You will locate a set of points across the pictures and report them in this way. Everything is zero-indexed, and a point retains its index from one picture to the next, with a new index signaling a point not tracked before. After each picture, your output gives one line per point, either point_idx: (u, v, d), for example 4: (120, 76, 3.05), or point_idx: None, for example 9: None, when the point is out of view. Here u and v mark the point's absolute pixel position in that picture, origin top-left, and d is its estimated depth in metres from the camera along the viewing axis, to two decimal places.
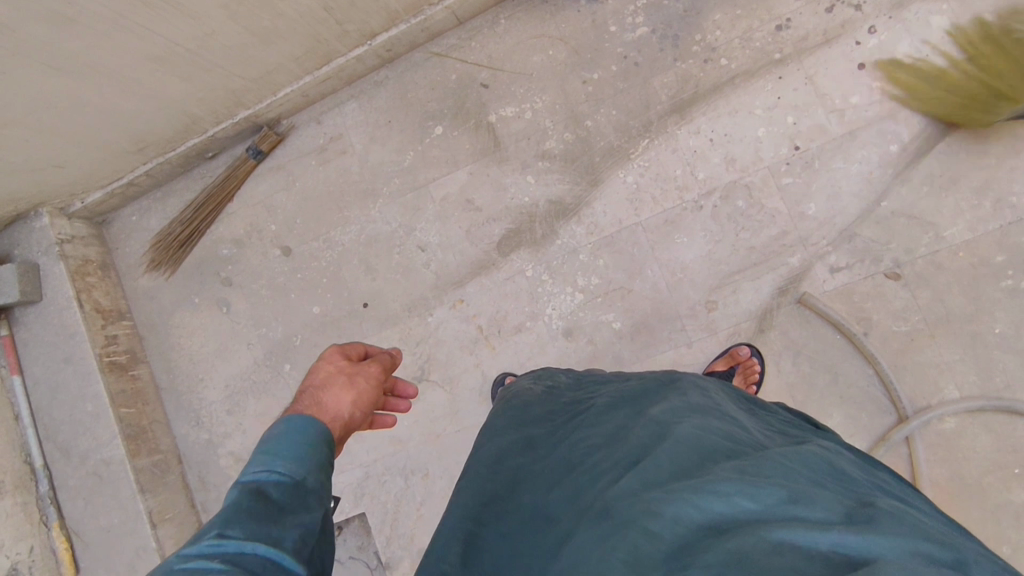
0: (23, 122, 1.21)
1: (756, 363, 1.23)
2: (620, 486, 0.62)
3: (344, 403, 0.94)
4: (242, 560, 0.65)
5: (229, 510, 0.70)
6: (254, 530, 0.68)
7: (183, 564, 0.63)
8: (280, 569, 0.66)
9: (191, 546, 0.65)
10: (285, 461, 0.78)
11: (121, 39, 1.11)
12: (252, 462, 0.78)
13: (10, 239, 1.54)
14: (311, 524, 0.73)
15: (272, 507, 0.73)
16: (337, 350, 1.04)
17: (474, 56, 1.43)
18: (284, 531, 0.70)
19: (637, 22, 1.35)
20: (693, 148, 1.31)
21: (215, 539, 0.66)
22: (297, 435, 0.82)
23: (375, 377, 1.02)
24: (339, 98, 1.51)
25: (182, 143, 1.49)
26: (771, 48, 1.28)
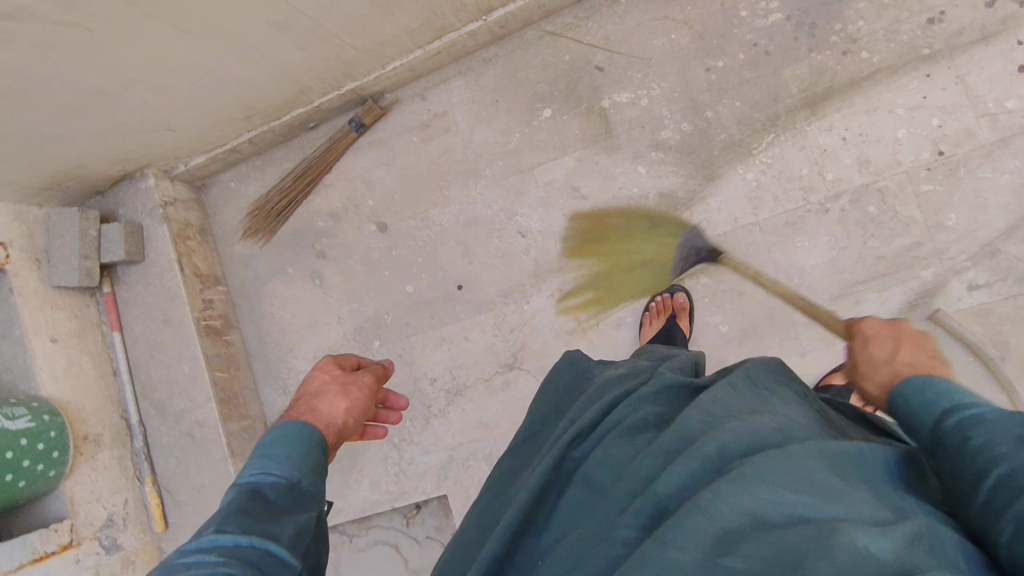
0: (142, 83, 1.21)
1: None
2: (678, 472, 0.61)
3: (337, 409, 0.95)
4: (238, 552, 0.67)
5: (227, 508, 0.73)
6: (251, 525, 0.70)
7: (182, 559, 0.66)
8: (277, 561, 0.69)
9: (189, 542, 0.68)
10: (280, 465, 0.80)
11: (249, 5, 1.09)
12: (250, 465, 0.80)
13: (116, 198, 1.56)
14: (306, 522, 0.75)
15: (267, 505, 0.75)
16: (331, 360, 1.06)
17: (590, 37, 1.37)
18: (279, 526, 0.72)
19: (771, 8, 1.26)
20: (823, 147, 1.24)
21: (212, 535, 0.68)
22: (291, 443, 0.83)
23: (368, 387, 1.02)
24: (446, 74, 1.48)
25: (287, 113, 1.49)
26: (920, 43, 1.19)
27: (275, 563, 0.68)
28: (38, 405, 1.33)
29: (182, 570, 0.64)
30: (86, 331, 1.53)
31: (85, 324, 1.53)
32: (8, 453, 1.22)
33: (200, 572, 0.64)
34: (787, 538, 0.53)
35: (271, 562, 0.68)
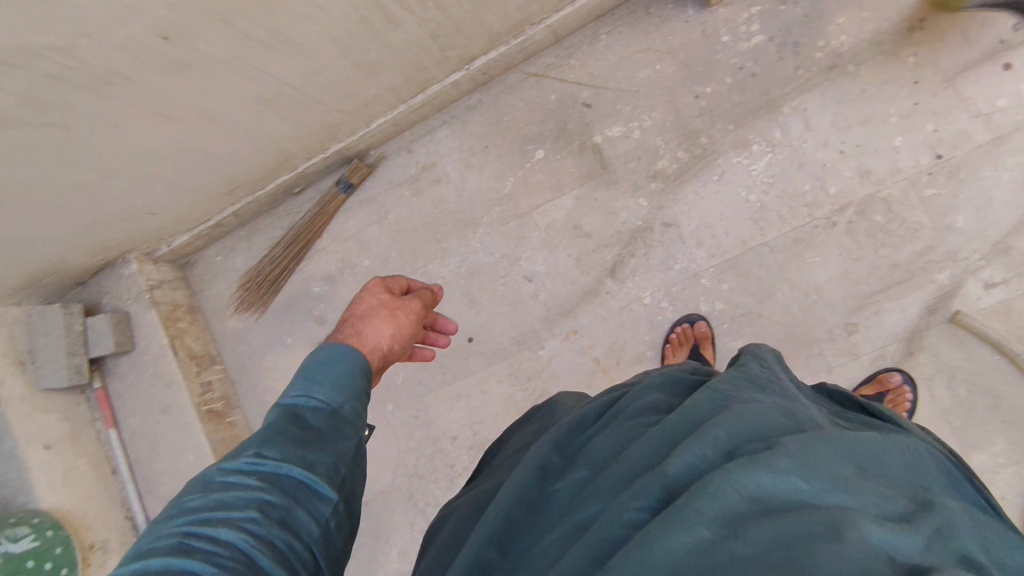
0: (123, 172, 1.16)
1: (907, 392, 1.15)
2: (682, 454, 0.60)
3: (384, 335, 0.99)
4: (277, 480, 0.71)
5: (270, 428, 0.76)
6: (292, 451, 0.73)
7: (223, 477, 0.71)
8: (311, 492, 0.72)
9: (232, 460, 0.73)
10: (322, 388, 0.81)
11: (235, 83, 1.06)
12: (291, 385, 0.81)
13: (99, 287, 1.49)
14: (345, 451, 0.77)
15: (309, 431, 0.77)
16: (379, 283, 1.07)
17: (575, 75, 1.36)
18: (318, 454, 0.74)
19: (752, 30, 1.27)
20: (822, 161, 1.24)
21: (254, 458, 0.72)
22: (337, 364, 0.83)
23: (415, 313, 1.06)
24: (431, 125, 1.45)
25: (271, 181, 1.44)
26: (903, 51, 1.20)
27: (309, 494, 0.72)
28: (39, 521, 1.25)
29: (225, 489, 0.69)
30: (79, 432, 1.44)
31: (76, 424, 1.45)
32: None
33: (238, 494, 0.69)
34: (787, 523, 0.51)
35: (305, 493, 0.72)
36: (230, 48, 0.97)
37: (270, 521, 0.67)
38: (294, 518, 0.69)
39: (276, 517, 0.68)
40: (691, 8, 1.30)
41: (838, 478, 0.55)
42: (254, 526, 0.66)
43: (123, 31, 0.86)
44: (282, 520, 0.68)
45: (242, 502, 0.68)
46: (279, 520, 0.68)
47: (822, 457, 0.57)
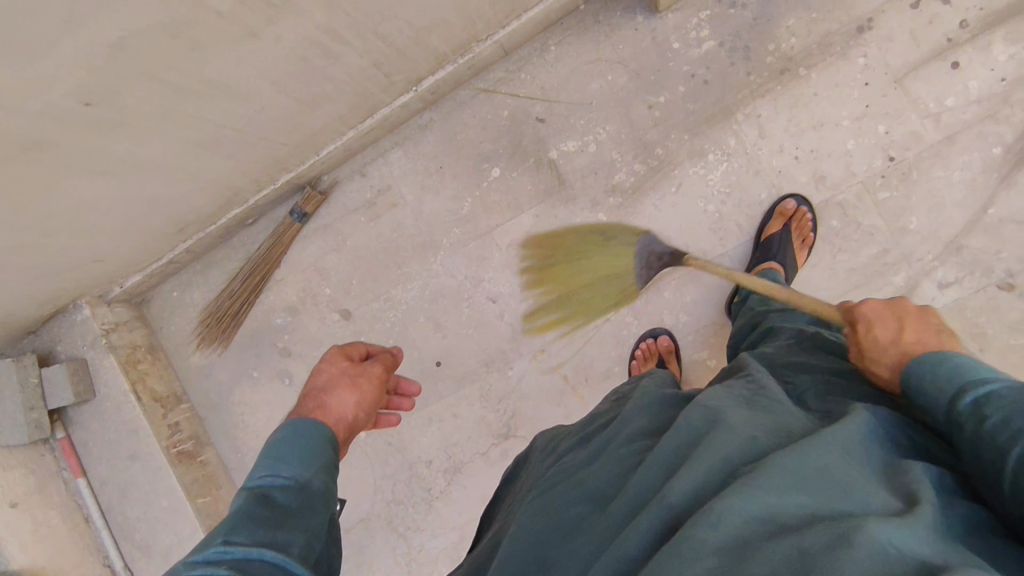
0: (62, 228, 1.11)
1: (806, 212, 1.20)
2: (683, 483, 0.60)
3: (348, 404, 0.98)
4: (249, 565, 0.69)
5: (232, 520, 0.75)
6: (260, 535, 0.73)
7: (188, 572, 0.66)
8: (288, 574, 0.71)
9: (195, 555, 0.69)
10: (291, 466, 0.83)
11: (172, 133, 1.00)
12: (257, 466, 0.83)
13: (51, 334, 1.44)
14: (315, 528, 0.79)
15: (277, 511, 0.78)
16: (338, 351, 1.08)
17: (526, 89, 1.33)
18: (288, 535, 0.75)
19: (703, 36, 1.24)
20: (778, 168, 1.23)
21: (222, 546, 0.70)
22: (302, 440, 0.87)
23: (377, 376, 1.06)
24: (382, 146, 1.41)
25: (222, 216, 1.40)
26: (855, 52, 1.19)
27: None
28: None
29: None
30: (46, 486, 1.41)
31: (43, 477, 1.42)
32: None
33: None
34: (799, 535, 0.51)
35: (282, 574, 0.70)
36: (162, 101, 0.92)
37: None
38: None
39: None
40: (640, 14, 1.27)
41: (835, 480, 0.56)
42: None
43: (41, 100, 0.80)
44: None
45: None
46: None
47: (818, 460, 0.57)
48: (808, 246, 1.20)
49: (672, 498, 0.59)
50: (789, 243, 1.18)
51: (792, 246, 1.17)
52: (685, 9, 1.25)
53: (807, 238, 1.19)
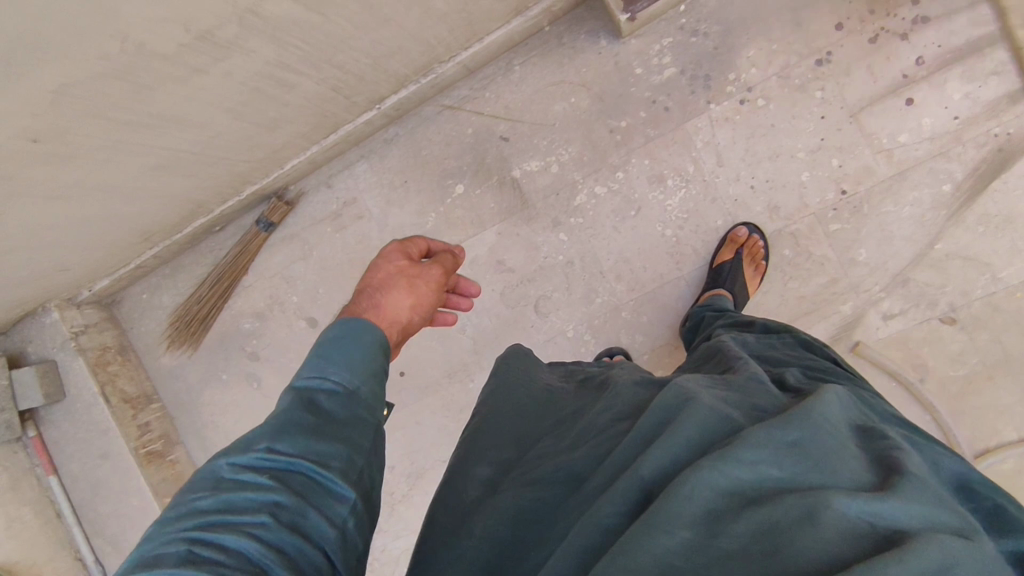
0: (23, 245, 1.12)
1: (758, 240, 1.22)
2: (655, 456, 0.56)
3: (403, 307, 0.91)
4: (289, 478, 0.63)
5: (281, 417, 0.68)
6: (305, 444, 0.66)
7: (232, 475, 0.62)
8: (327, 491, 0.64)
9: (240, 455, 0.64)
10: (338, 368, 0.73)
11: (127, 159, 1.01)
12: (305, 366, 0.74)
13: (21, 336, 1.47)
14: (360, 445, 0.69)
15: (324, 419, 0.69)
16: (396, 248, 1.00)
17: (490, 108, 1.34)
18: (332, 448, 0.67)
19: (664, 63, 1.25)
20: (734, 196, 1.25)
21: (264, 453, 0.64)
22: (355, 342, 0.76)
23: (435, 280, 0.99)
24: (349, 159, 1.42)
25: (188, 225, 1.41)
26: (812, 85, 1.21)
27: (323, 493, 0.64)
28: None
29: (235, 489, 0.61)
30: (18, 482, 1.45)
31: (16, 474, 1.46)
32: None
33: (247, 496, 0.60)
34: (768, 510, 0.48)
35: (319, 492, 0.64)
36: (112, 135, 0.93)
37: (282, 526, 0.59)
38: (308, 521, 0.61)
39: (288, 521, 0.59)
40: (603, 38, 1.27)
41: (805, 453, 0.53)
42: (265, 532, 0.58)
43: None
44: (294, 523, 0.60)
45: (252, 504, 0.59)
46: (291, 523, 0.59)
47: (789, 433, 0.54)
48: (761, 273, 1.22)
49: (643, 472, 0.56)
50: (741, 271, 1.20)
51: (744, 273, 1.19)
52: (648, 35, 1.26)
53: (760, 265, 1.22)
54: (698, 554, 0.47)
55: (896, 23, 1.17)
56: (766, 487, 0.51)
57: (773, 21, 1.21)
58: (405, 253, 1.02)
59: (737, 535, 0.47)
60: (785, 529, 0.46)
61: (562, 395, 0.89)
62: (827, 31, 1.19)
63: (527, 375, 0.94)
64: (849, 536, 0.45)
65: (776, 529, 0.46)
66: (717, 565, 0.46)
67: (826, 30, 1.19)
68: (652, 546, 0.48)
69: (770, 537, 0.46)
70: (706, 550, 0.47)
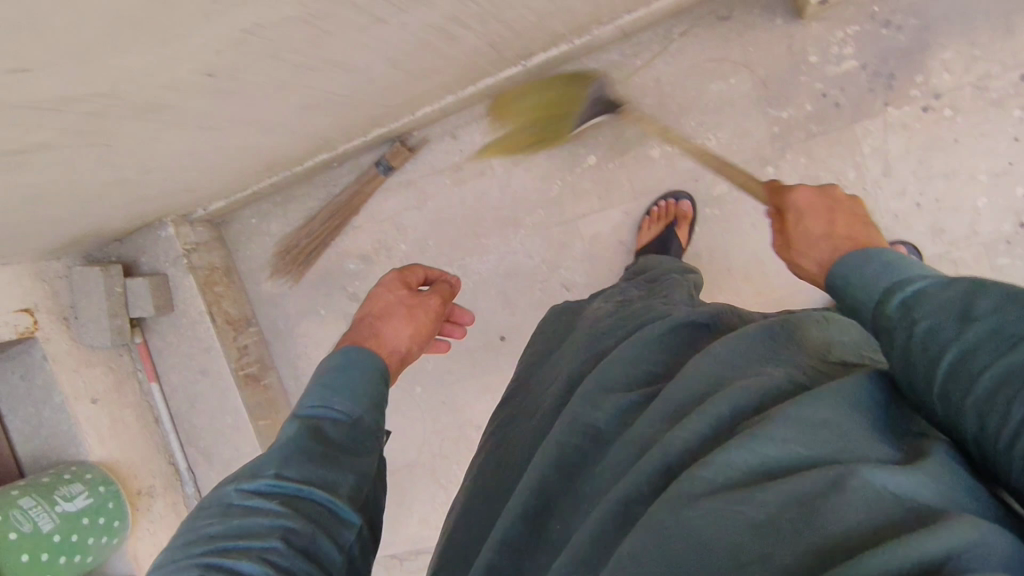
0: (161, 167, 1.10)
1: None
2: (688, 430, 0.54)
3: (401, 337, 1.00)
4: (299, 502, 0.68)
5: (293, 443, 0.73)
6: (313, 471, 0.70)
7: (242, 501, 0.68)
8: (336, 518, 0.69)
9: (250, 482, 0.69)
10: (342, 399, 0.79)
11: (278, 97, 0.97)
12: (310, 395, 0.79)
13: (137, 245, 1.50)
14: (368, 468, 0.75)
15: (331, 447, 0.74)
16: (395, 277, 1.09)
17: (639, 78, 1.25)
18: (339, 474, 0.72)
19: (845, 54, 1.14)
20: (894, 212, 1.16)
21: (273, 480, 0.69)
22: (354, 370, 0.83)
23: (433, 308, 1.07)
24: (478, 112, 1.37)
25: (309, 159, 1.39)
26: (1011, 100, 1.08)
27: (334, 521, 0.68)
28: (92, 476, 1.32)
29: (246, 514, 0.66)
30: (123, 385, 1.51)
31: (121, 376, 1.51)
32: (73, 536, 1.25)
33: (258, 520, 0.65)
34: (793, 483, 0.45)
35: (329, 519, 0.68)
36: (271, 73, 0.88)
37: (294, 551, 0.64)
38: (317, 546, 0.66)
39: (299, 546, 0.64)
40: (780, 17, 1.16)
41: (831, 429, 0.49)
42: (277, 557, 0.63)
43: (170, 74, 0.79)
44: (305, 548, 0.65)
45: (266, 529, 0.65)
46: (303, 549, 0.65)
47: (819, 412, 0.50)
48: None
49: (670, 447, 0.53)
50: None
51: None
52: (832, 20, 1.14)
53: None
54: (727, 520, 0.45)
55: None
56: (798, 464, 0.47)
57: (981, 22, 1.08)
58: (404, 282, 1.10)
59: (765, 502, 0.45)
60: (807, 502, 0.43)
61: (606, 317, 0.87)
62: None
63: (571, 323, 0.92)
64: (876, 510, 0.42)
65: (804, 504, 0.43)
66: (742, 536, 0.44)
67: None
68: (676, 526, 0.47)
69: (799, 511, 0.43)
70: (734, 520, 0.45)
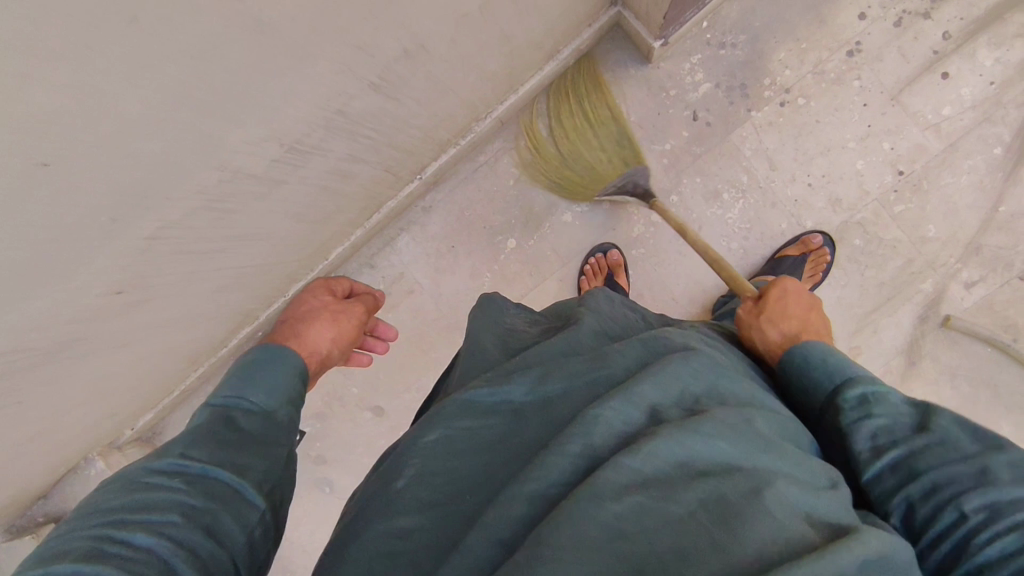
0: (78, 403, 1.01)
1: (827, 252, 1.22)
2: (615, 415, 0.52)
3: (323, 340, 0.98)
4: (204, 483, 0.63)
5: (201, 428, 0.70)
6: (222, 455, 0.67)
7: (144, 478, 0.62)
8: (241, 498, 0.64)
9: (155, 461, 0.65)
10: (258, 391, 0.75)
11: (193, 289, 0.93)
12: (225, 385, 0.76)
13: (63, 495, 1.32)
14: (278, 458, 0.71)
15: (242, 433, 0.70)
16: (322, 286, 1.10)
17: (529, 156, 1.31)
18: (251, 458, 0.68)
19: (698, 80, 1.26)
20: (794, 197, 1.25)
21: (179, 459, 0.64)
22: (272, 367, 0.79)
23: (356, 317, 1.07)
24: (388, 235, 1.36)
25: (233, 338, 1.32)
26: (847, 75, 1.22)
27: (238, 501, 0.64)
28: None
29: (145, 489, 0.61)
30: None
31: None
32: None
33: (161, 496, 0.60)
34: (721, 484, 0.46)
35: (232, 498, 0.64)
36: (183, 269, 0.84)
37: (194, 526, 0.59)
38: (220, 525, 0.61)
39: (201, 522, 0.59)
40: (632, 66, 1.27)
41: (751, 438, 0.51)
42: (176, 531, 0.58)
43: (77, 306, 0.72)
44: (207, 525, 0.60)
45: (167, 503, 0.60)
46: (204, 526, 0.59)
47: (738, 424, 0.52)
48: (815, 284, 1.22)
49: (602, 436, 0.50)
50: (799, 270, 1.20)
51: (800, 273, 1.20)
52: (676, 57, 1.26)
53: (820, 270, 1.21)
54: (647, 515, 0.44)
55: (915, 4, 1.19)
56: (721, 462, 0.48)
57: (797, 20, 1.22)
58: (329, 291, 1.12)
59: (691, 500, 0.45)
60: (732, 504, 0.44)
61: (527, 333, 0.80)
62: (852, 21, 1.21)
63: (493, 316, 0.84)
64: (793, 521, 0.44)
65: (733, 503, 0.44)
66: (663, 529, 0.43)
67: (851, 20, 1.21)
68: (600, 508, 0.44)
69: (725, 509, 0.44)
70: (664, 512, 0.45)
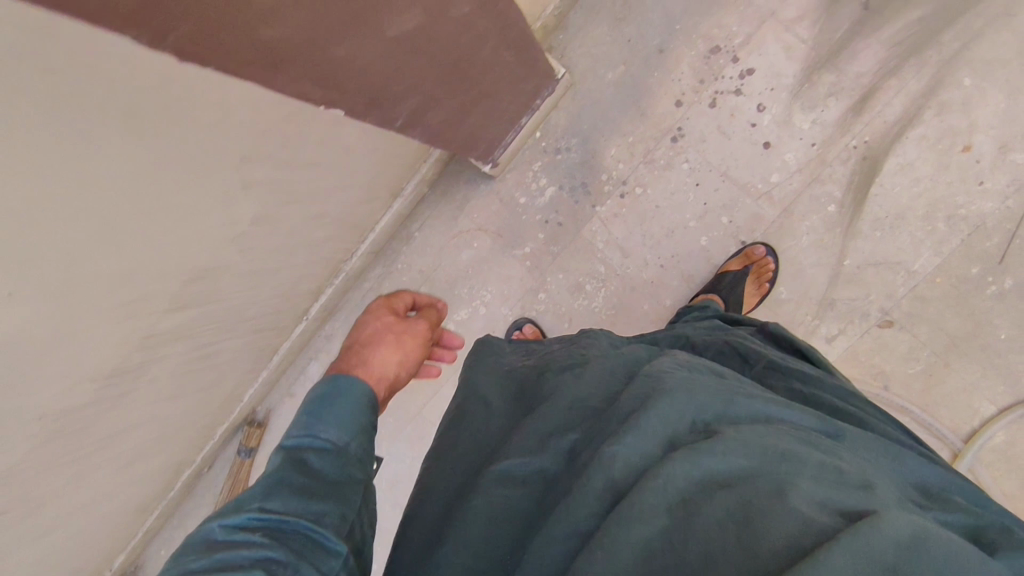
0: None
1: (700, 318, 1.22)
2: (632, 442, 0.55)
3: (389, 362, 0.97)
4: (284, 534, 0.59)
5: (270, 479, 0.64)
6: (299, 503, 0.62)
7: (223, 537, 0.57)
8: (322, 548, 0.59)
9: (226, 519, 0.59)
10: (328, 426, 0.71)
11: (93, 477, 1.08)
12: (295, 424, 0.71)
13: None
14: (353, 502, 0.66)
15: (318, 478, 0.66)
16: (383, 305, 1.11)
17: (407, 276, 1.42)
18: (326, 505, 0.63)
19: (542, 185, 1.34)
20: (650, 279, 1.31)
21: (256, 513, 0.59)
22: (343, 400, 0.74)
23: (421, 332, 1.08)
24: (300, 364, 1.51)
25: (177, 482, 1.47)
26: (677, 159, 1.28)
27: (318, 550, 0.59)
28: None
29: (225, 548, 0.56)
30: None
31: None
32: None
33: (240, 553, 0.55)
34: (736, 495, 0.48)
35: (314, 548, 0.59)
36: (68, 474, 1.00)
37: None
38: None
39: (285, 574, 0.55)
40: (481, 183, 1.37)
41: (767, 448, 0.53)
42: None
43: None
44: None
45: (245, 561, 0.54)
46: None
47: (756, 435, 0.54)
48: None
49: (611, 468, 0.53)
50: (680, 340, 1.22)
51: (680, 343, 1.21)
52: (518, 167, 1.35)
53: (763, 287, 1.22)
54: (671, 540, 0.47)
55: (726, 83, 1.24)
56: (735, 472, 0.50)
57: (620, 117, 1.30)
58: (391, 308, 1.15)
59: (708, 515, 0.47)
60: (757, 507, 0.46)
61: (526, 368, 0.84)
62: (671, 110, 1.27)
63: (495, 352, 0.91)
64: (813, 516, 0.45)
65: (746, 509, 0.46)
66: (692, 544, 0.46)
67: (669, 109, 1.27)
68: (628, 532, 0.47)
69: (740, 515, 0.46)
70: (685, 532, 0.47)
